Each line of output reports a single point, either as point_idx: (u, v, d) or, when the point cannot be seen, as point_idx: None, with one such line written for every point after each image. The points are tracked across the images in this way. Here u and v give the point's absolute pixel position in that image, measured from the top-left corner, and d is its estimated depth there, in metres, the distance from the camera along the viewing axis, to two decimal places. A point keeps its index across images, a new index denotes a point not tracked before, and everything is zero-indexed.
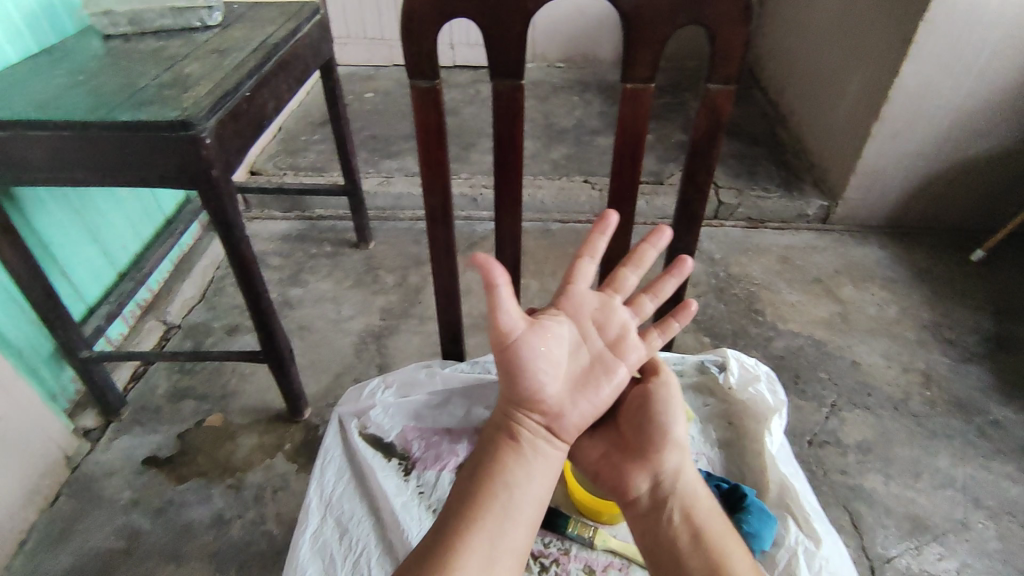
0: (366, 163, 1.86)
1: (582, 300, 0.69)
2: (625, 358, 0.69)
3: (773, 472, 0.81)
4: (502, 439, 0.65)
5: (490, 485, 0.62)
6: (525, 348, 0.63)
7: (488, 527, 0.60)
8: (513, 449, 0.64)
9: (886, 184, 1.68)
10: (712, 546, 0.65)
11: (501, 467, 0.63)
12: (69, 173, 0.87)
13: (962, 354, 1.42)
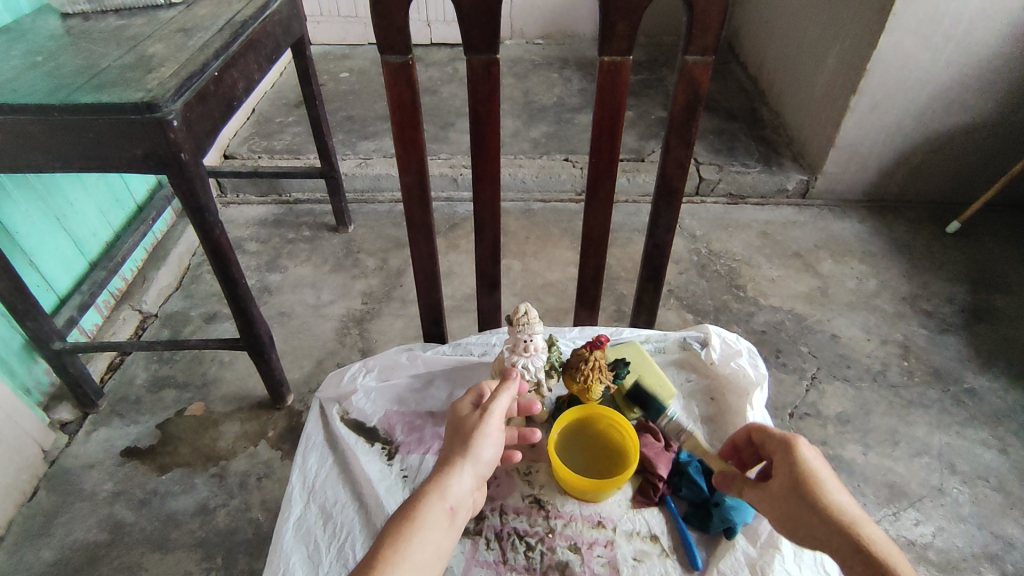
0: (343, 145, 1.82)
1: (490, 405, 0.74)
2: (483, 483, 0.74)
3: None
4: (431, 495, 0.61)
5: (418, 532, 0.58)
6: (484, 431, 0.66)
7: None
8: (440, 511, 0.60)
9: (865, 159, 1.69)
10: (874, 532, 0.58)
11: (422, 521, 0.59)
12: (29, 159, 0.83)
13: (939, 324, 1.44)
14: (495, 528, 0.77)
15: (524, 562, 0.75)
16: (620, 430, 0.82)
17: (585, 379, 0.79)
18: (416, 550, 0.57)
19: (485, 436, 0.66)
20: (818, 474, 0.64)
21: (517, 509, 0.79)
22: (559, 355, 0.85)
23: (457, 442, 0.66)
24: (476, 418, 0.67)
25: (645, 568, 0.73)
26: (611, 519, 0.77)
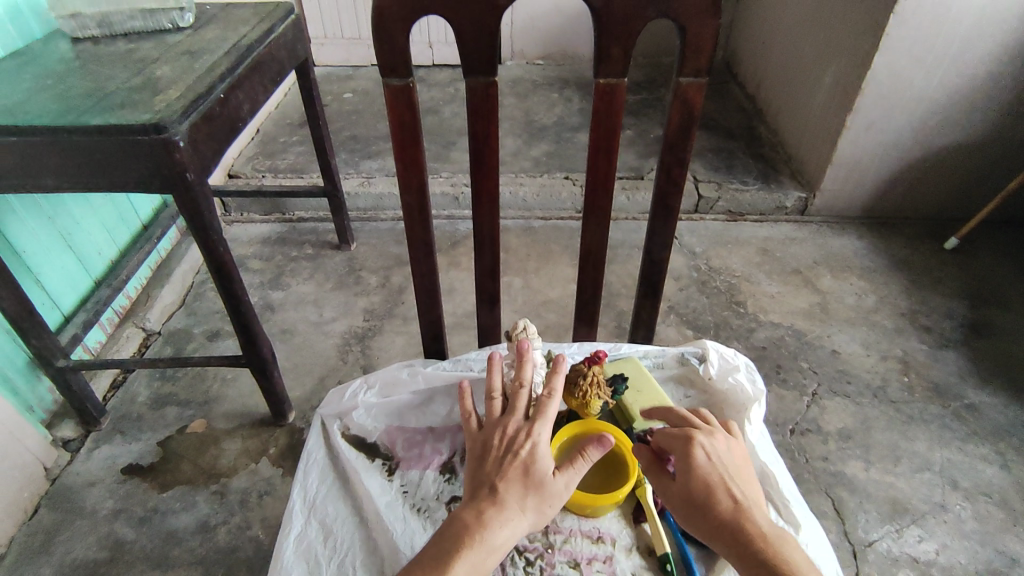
0: (346, 164, 1.85)
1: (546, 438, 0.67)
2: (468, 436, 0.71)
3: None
4: (490, 545, 0.60)
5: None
6: (554, 496, 0.64)
7: None
8: (483, 566, 0.59)
9: (862, 176, 1.71)
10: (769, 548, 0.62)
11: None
12: (36, 179, 0.85)
13: (938, 340, 1.45)
14: None
15: None
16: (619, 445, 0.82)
17: (583, 394, 0.80)
18: None
19: (552, 501, 0.64)
20: (717, 483, 0.66)
21: None
22: (558, 370, 0.85)
23: (523, 489, 0.63)
24: (557, 483, 0.64)
25: None
26: (609, 534, 0.76)
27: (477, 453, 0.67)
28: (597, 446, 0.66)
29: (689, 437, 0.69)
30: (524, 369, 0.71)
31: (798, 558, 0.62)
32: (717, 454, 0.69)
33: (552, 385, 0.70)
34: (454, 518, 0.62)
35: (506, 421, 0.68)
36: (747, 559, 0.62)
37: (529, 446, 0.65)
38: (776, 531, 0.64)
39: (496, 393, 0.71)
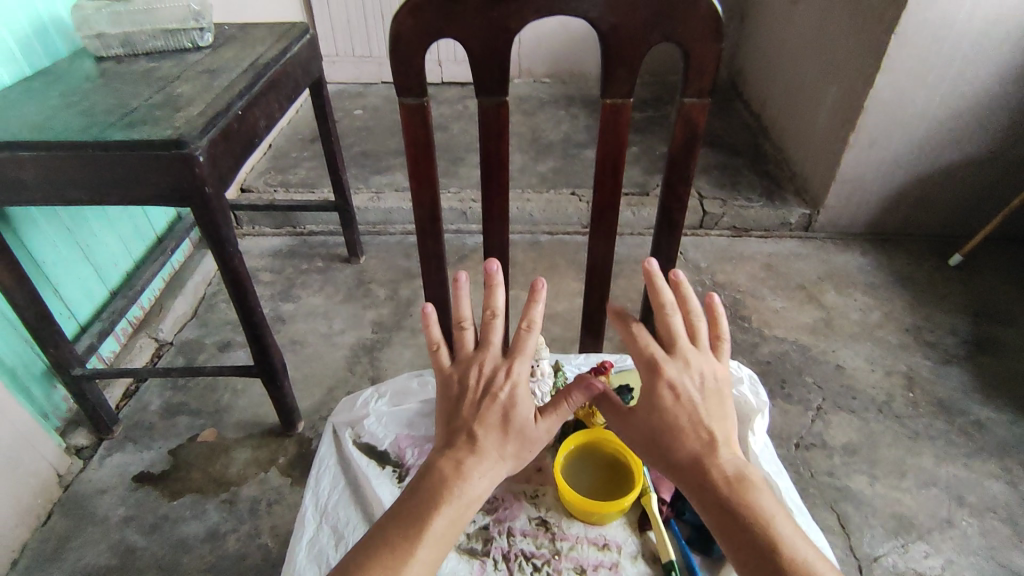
0: (356, 179, 1.88)
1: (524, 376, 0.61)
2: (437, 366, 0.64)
3: (665, 297, 0.63)
4: (461, 496, 0.54)
5: (432, 541, 0.52)
6: (533, 441, 0.60)
7: None
8: (462, 521, 0.54)
9: (866, 193, 1.73)
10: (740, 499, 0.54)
11: (439, 531, 0.53)
12: (61, 192, 0.88)
13: (943, 356, 1.45)
14: (502, 550, 0.77)
15: None
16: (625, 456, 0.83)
17: (590, 404, 0.81)
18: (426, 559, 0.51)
19: (533, 446, 0.60)
20: (678, 426, 0.58)
21: (524, 530, 0.79)
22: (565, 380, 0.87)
23: (502, 437, 0.58)
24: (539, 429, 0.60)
25: None
26: (615, 541, 0.76)
27: (451, 395, 0.61)
28: (583, 390, 0.63)
29: (648, 368, 0.61)
30: (496, 295, 0.62)
31: (766, 503, 0.55)
32: (684, 387, 0.60)
33: (531, 314, 0.62)
34: (427, 470, 0.56)
35: (481, 357, 0.62)
36: (714, 508, 0.55)
37: (509, 388, 0.60)
38: (744, 473, 0.56)
39: (467, 323, 0.64)
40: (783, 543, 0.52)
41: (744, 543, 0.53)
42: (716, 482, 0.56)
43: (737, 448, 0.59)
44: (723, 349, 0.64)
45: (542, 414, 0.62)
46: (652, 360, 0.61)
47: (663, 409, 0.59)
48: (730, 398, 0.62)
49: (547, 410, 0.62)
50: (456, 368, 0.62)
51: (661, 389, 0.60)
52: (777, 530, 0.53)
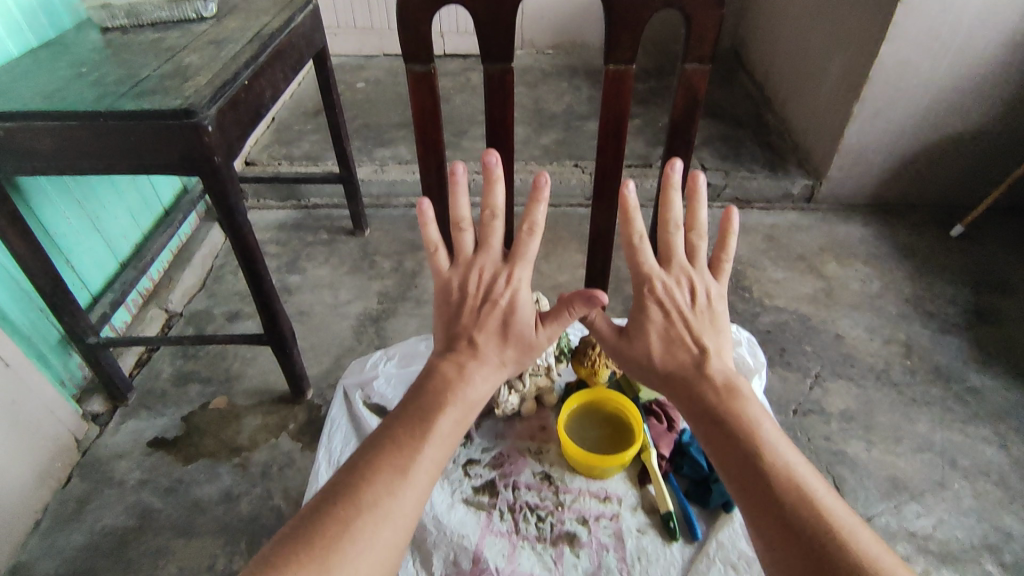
0: (360, 152, 1.88)
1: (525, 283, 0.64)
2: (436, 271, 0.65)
3: (675, 213, 0.65)
4: (461, 397, 0.57)
5: (437, 435, 0.53)
6: (534, 350, 0.64)
7: (412, 484, 0.50)
8: (466, 421, 0.56)
9: (869, 164, 1.73)
10: (726, 405, 0.57)
11: (444, 429, 0.54)
12: (73, 163, 0.90)
13: (941, 325, 1.47)
14: (508, 502, 0.80)
15: (536, 532, 0.77)
16: (627, 413, 0.84)
17: (592, 363, 0.83)
18: (432, 454, 0.52)
19: (534, 354, 0.64)
20: (665, 339, 0.63)
21: (529, 484, 0.82)
22: (568, 342, 0.89)
23: (502, 343, 0.62)
24: (540, 334, 0.64)
25: (648, 539, 0.76)
26: (616, 494, 0.80)
27: (452, 302, 0.64)
28: (585, 302, 0.62)
29: (645, 281, 0.65)
30: (496, 192, 0.61)
31: (753, 408, 0.57)
32: (677, 303, 0.64)
33: (530, 219, 0.61)
34: (428, 373, 0.59)
35: (481, 262, 0.63)
36: (701, 413, 0.58)
37: (509, 295, 0.63)
38: (732, 384, 0.59)
39: (464, 224, 0.62)
40: (767, 441, 0.54)
41: (730, 443, 0.54)
42: (702, 391, 0.59)
43: (727, 360, 0.63)
44: (723, 271, 0.68)
45: (542, 322, 0.65)
46: (651, 275, 0.65)
47: (650, 322, 0.64)
48: (723, 316, 0.66)
49: (549, 318, 0.65)
50: (456, 273, 0.64)
51: (652, 303, 0.64)
52: (763, 435, 0.54)
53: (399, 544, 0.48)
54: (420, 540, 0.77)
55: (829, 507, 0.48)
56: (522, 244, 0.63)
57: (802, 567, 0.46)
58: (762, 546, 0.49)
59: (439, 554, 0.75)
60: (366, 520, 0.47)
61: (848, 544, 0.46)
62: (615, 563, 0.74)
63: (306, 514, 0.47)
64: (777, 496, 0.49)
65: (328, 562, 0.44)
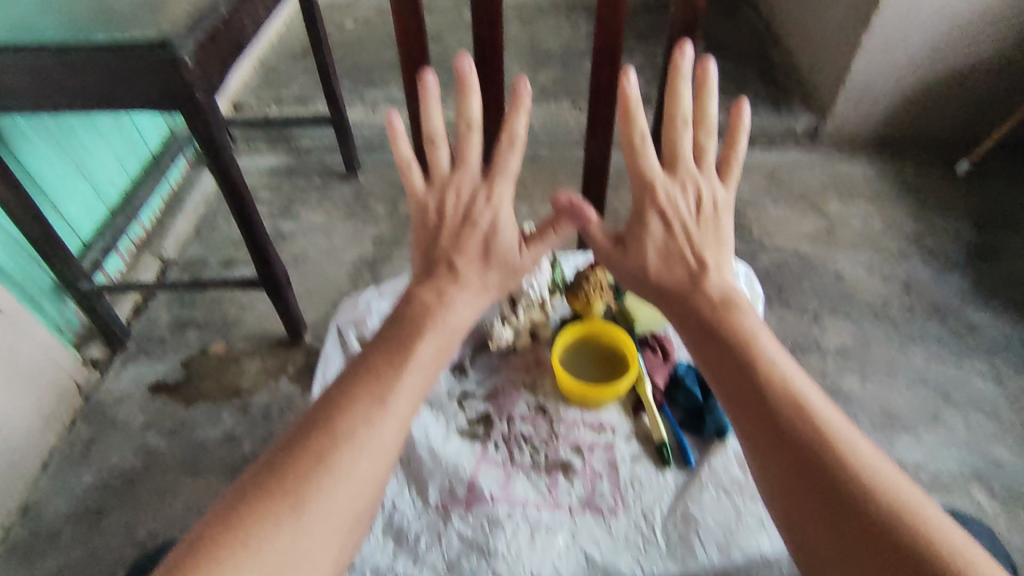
0: (350, 94, 1.82)
1: (507, 196, 0.65)
2: (413, 191, 0.66)
3: (682, 108, 0.64)
4: (438, 322, 0.57)
5: (414, 362, 0.53)
6: (522, 268, 0.66)
7: (389, 413, 0.49)
8: (446, 347, 0.56)
9: (876, 98, 1.67)
10: (723, 322, 0.57)
11: (420, 355, 0.54)
12: (49, 98, 0.86)
13: (942, 262, 1.46)
14: (503, 433, 0.81)
15: (530, 461, 0.78)
16: (622, 346, 0.84)
17: (586, 296, 0.82)
18: (410, 380, 0.52)
19: (519, 275, 0.66)
20: (664, 255, 0.63)
21: (524, 416, 0.83)
22: (563, 276, 0.88)
23: (484, 266, 0.63)
24: (524, 251, 0.67)
25: (642, 466, 0.77)
26: (610, 424, 0.81)
27: (430, 223, 0.65)
28: (571, 217, 0.66)
29: (646, 186, 0.65)
30: (469, 102, 0.62)
31: (751, 322, 0.57)
32: (680, 212, 0.64)
33: (508, 131, 0.64)
34: (407, 300, 0.59)
35: (459, 179, 0.65)
36: (699, 329, 0.58)
37: (490, 212, 0.64)
38: (730, 299, 0.59)
39: (438, 138, 0.65)
40: (764, 355, 0.53)
41: (725, 360, 0.54)
42: (698, 309, 0.59)
43: (727, 275, 0.63)
44: (730, 174, 0.68)
45: (526, 243, 0.67)
46: (653, 179, 0.65)
47: (649, 235, 0.64)
48: (725, 221, 0.66)
49: (533, 239, 0.67)
50: (434, 192, 0.66)
51: (652, 216, 0.64)
52: (760, 347, 0.54)
53: (379, 474, 0.47)
54: (416, 470, 0.78)
55: (828, 420, 0.48)
56: (501, 157, 0.65)
57: (796, 474, 0.46)
58: (754, 455, 0.50)
59: (434, 482, 0.76)
60: (342, 452, 0.46)
61: (839, 449, 0.46)
62: (609, 489, 0.75)
63: (281, 447, 0.47)
64: (774, 408, 0.49)
65: (303, 494, 0.44)
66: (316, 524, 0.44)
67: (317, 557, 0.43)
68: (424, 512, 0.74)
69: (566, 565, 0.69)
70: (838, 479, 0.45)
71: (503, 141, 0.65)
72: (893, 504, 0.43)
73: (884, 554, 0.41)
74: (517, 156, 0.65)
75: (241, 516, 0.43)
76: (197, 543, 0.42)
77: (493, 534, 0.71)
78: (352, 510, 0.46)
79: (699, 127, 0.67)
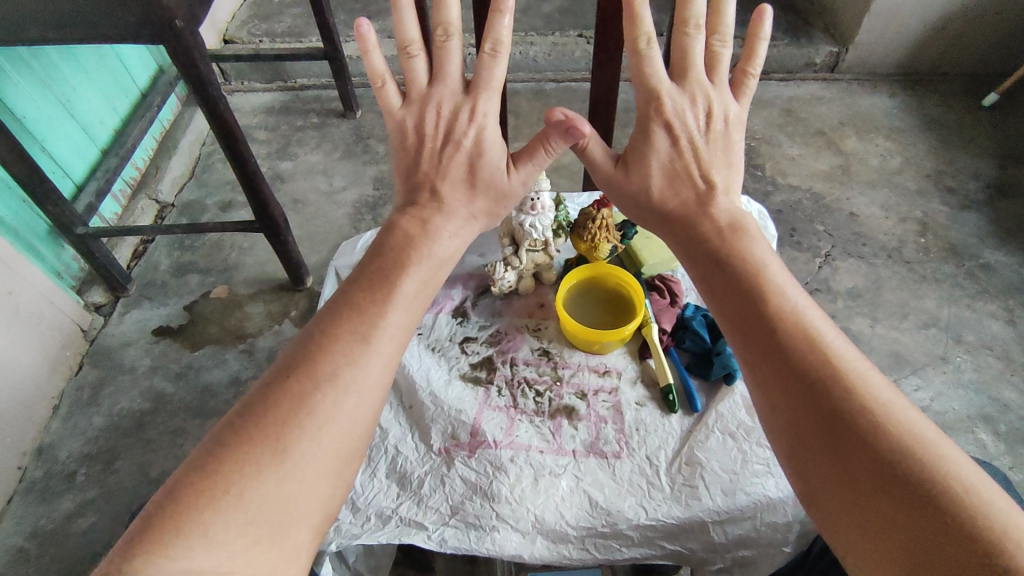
0: (345, 26, 1.73)
1: (490, 111, 0.61)
2: (387, 107, 0.62)
3: (694, 10, 0.60)
4: (421, 251, 0.55)
5: (399, 295, 0.51)
6: (513, 193, 0.63)
7: (375, 352, 0.48)
8: (432, 281, 0.55)
9: (902, 26, 1.57)
10: (731, 252, 0.55)
11: (404, 289, 0.52)
12: (23, 30, 0.82)
13: (961, 201, 1.41)
14: (506, 377, 0.81)
15: (534, 406, 0.78)
16: (629, 289, 0.82)
17: (591, 238, 0.78)
18: (397, 315, 0.50)
19: (508, 201, 0.63)
20: (670, 179, 0.60)
21: (527, 360, 0.82)
22: (567, 216, 0.84)
23: (470, 193, 0.61)
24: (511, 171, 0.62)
25: (647, 411, 0.77)
26: (615, 368, 0.81)
27: (410, 144, 0.62)
28: (562, 134, 0.59)
29: (653, 97, 0.61)
30: (447, 5, 0.59)
31: (760, 251, 0.55)
32: (689, 128, 0.61)
33: (491, 39, 0.60)
34: (390, 231, 0.57)
35: (438, 95, 0.61)
36: (705, 258, 0.56)
37: (474, 132, 0.61)
38: (739, 225, 0.57)
39: (413, 48, 0.61)
40: (773, 285, 0.51)
41: (731, 290, 0.53)
42: (704, 238, 0.57)
43: (736, 201, 0.61)
44: (745, 89, 0.64)
45: (515, 163, 0.62)
46: (659, 89, 0.61)
47: (654, 155, 0.61)
48: (736, 138, 0.62)
49: (522, 159, 0.62)
50: (411, 110, 0.62)
51: (659, 133, 0.61)
52: (769, 277, 0.52)
53: (364, 413, 0.47)
54: (418, 415, 0.77)
55: (838, 351, 0.46)
56: (484, 69, 0.61)
57: (802, 407, 0.45)
58: (759, 385, 0.48)
59: (437, 428, 0.76)
60: (324, 393, 0.45)
61: (848, 378, 0.44)
62: (613, 434, 0.75)
63: (261, 388, 0.46)
64: (782, 339, 0.48)
65: (285, 439, 0.44)
66: (303, 466, 0.43)
67: (303, 497, 0.43)
68: (427, 457, 0.74)
69: (570, 508, 0.70)
70: (844, 407, 0.43)
71: (486, 50, 0.61)
72: (905, 435, 0.41)
73: (889, 481, 0.40)
74: (501, 65, 0.61)
75: (222, 459, 0.42)
76: (179, 489, 0.41)
77: (497, 478, 0.72)
78: (338, 450, 0.45)
79: (713, 35, 0.63)
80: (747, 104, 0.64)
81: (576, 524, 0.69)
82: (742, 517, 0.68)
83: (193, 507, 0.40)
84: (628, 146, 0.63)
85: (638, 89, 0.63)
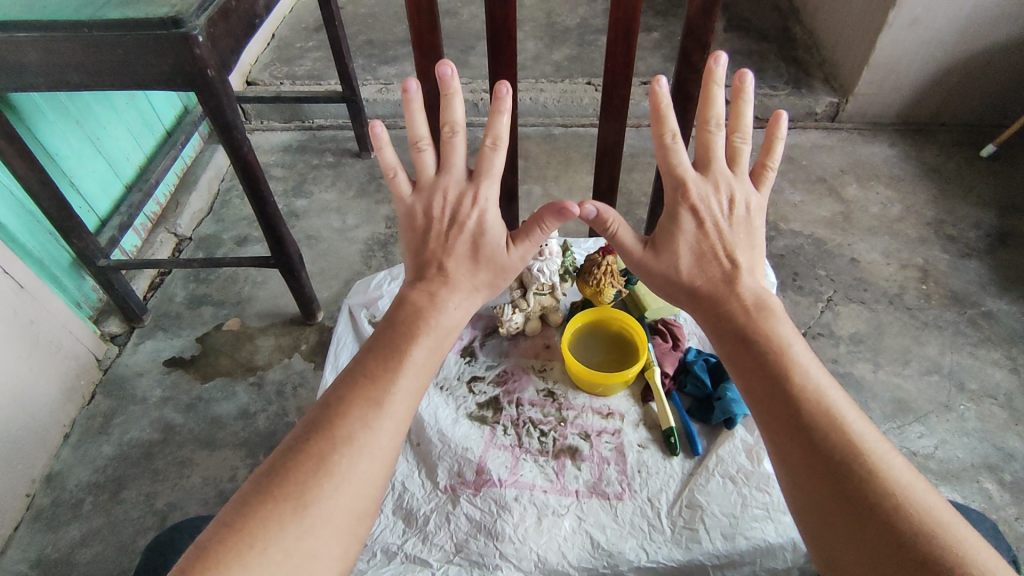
0: (363, 70, 1.81)
1: (491, 199, 0.64)
2: (399, 197, 0.66)
3: (715, 112, 0.65)
4: (427, 316, 0.58)
5: (407, 360, 0.54)
6: (510, 268, 0.65)
7: (389, 411, 0.51)
8: (439, 349, 0.57)
9: (900, 78, 1.63)
10: (758, 332, 0.57)
11: (412, 357, 0.55)
12: (66, 78, 0.87)
13: (962, 249, 1.43)
14: (512, 417, 0.82)
15: (538, 446, 0.80)
16: (632, 332, 0.84)
17: (597, 282, 0.81)
18: (406, 381, 0.53)
19: (508, 274, 0.65)
20: (699, 257, 0.63)
21: (532, 401, 0.84)
22: (574, 262, 0.87)
23: (474, 265, 0.63)
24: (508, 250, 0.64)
25: (649, 454, 0.78)
26: (618, 410, 0.82)
27: (418, 226, 0.65)
28: (555, 216, 0.61)
29: (679, 184, 0.64)
30: (453, 106, 0.63)
31: (785, 331, 0.57)
32: (714, 214, 0.63)
33: (494, 134, 0.64)
34: (400, 303, 0.60)
35: (445, 183, 0.65)
36: (732, 335, 0.58)
37: (475, 217, 0.63)
38: (764, 304, 0.60)
39: (423, 143, 0.65)
40: (798, 365, 0.54)
41: (758, 369, 0.55)
42: (732, 315, 0.59)
43: (761, 280, 0.63)
44: (766, 179, 0.68)
45: (513, 241, 0.65)
46: (685, 178, 0.64)
47: (682, 236, 0.63)
48: (757, 224, 0.65)
49: (520, 238, 0.64)
50: (420, 199, 0.65)
51: (687, 215, 0.63)
52: (794, 358, 0.54)
53: (376, 474, 0.49)
54: (425, 452, 0.79)
55: (858, 434, 0.48)
56: (487, 160, 0.65)
57: (824, 487, 0.47)
58: (783, 463, 0.50)
59: (443, 465, 0.77)
60: (341, 453, 0.48)
61: (869, 462, 0.46)
62: (616, 476, 0.76)
63: (284, 449, 0.48)
64: (807, 420, 0.50)
65: (304, 495, 0.46)
66: (320, 521, 0.45)
67: (321, 553, 0.45)
68: (433, 494, 0.75)
69: (572, 550, 0.70)
70: (865, 489, 0.45)
71: (489, 144, 0.64)
72: (923, 519, 0.43)
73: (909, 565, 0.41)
74: (501, 155, 0.65)
75: (246, 517, 0.44)
76: (204, 548, 0.43)
77: (500, 518, 0.73)
78: (352, 507, 0.47)
79: (734, 132, 0.67)
80: (767, 194, 0.68)
81: (578, 565, 0.69)
82: (742, 562, 0.69)
83: (218, 560, 0.42)
84: (657, 229, 0.65)
85: (665, 175, 0.66)
